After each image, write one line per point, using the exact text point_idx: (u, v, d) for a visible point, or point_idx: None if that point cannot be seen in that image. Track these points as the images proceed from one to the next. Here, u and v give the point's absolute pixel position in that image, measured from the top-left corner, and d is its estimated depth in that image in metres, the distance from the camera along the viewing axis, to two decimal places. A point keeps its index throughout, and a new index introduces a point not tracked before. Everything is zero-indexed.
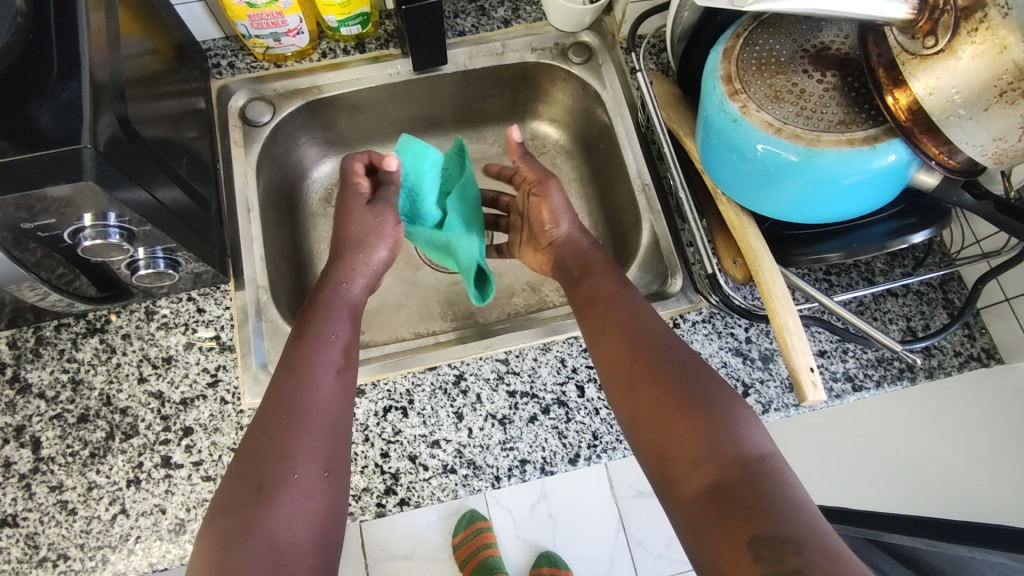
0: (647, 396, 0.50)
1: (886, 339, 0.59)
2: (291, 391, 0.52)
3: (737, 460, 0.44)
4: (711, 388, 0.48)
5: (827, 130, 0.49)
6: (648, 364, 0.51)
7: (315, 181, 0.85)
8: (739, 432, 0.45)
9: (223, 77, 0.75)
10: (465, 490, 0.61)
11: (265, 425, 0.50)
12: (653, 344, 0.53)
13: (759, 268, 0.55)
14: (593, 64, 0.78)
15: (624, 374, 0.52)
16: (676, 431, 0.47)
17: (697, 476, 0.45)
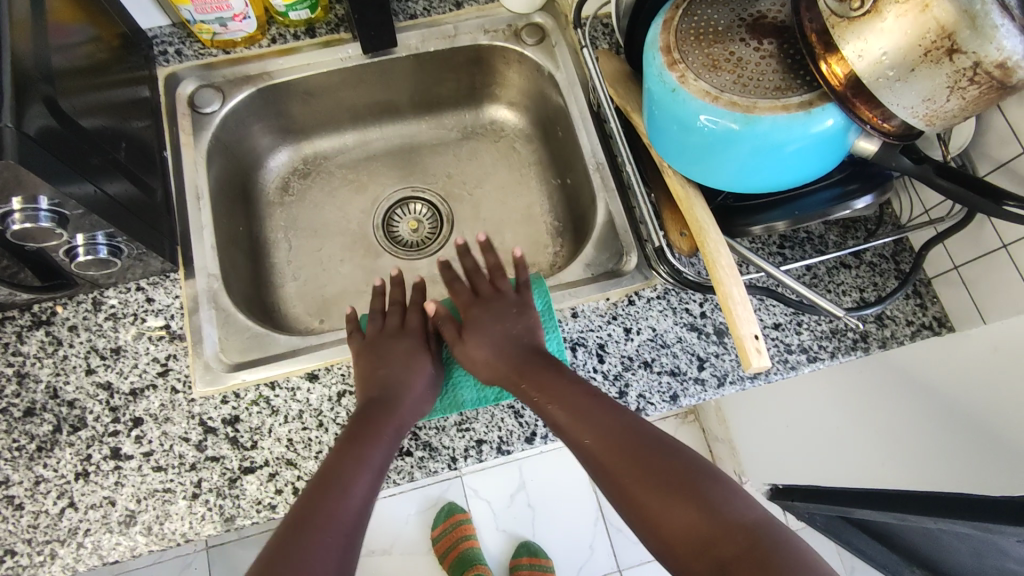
0: (643, 490, 0.49)
1: (828, 304, 0.58)
2: (315, 516, 0.49)
3: (748, 532, 0.44)
4: (686, 464, 0.49)
5: (764, 96, 0.49)
6: (634, 461, 0.50)
7: (271, 171, 0.85)
8: (727, 504, 0.46)
9: (171, 65, 0.74)
10: (420, 472, 0.61)
11: (293, 541, 0.47)
12: (619, 429, 0.53)
13: (704, 239, 0.55)
14: (546, 45, 0.78)
15: (606, 459, 0.52)
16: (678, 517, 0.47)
17: (707, 561, 0.44)
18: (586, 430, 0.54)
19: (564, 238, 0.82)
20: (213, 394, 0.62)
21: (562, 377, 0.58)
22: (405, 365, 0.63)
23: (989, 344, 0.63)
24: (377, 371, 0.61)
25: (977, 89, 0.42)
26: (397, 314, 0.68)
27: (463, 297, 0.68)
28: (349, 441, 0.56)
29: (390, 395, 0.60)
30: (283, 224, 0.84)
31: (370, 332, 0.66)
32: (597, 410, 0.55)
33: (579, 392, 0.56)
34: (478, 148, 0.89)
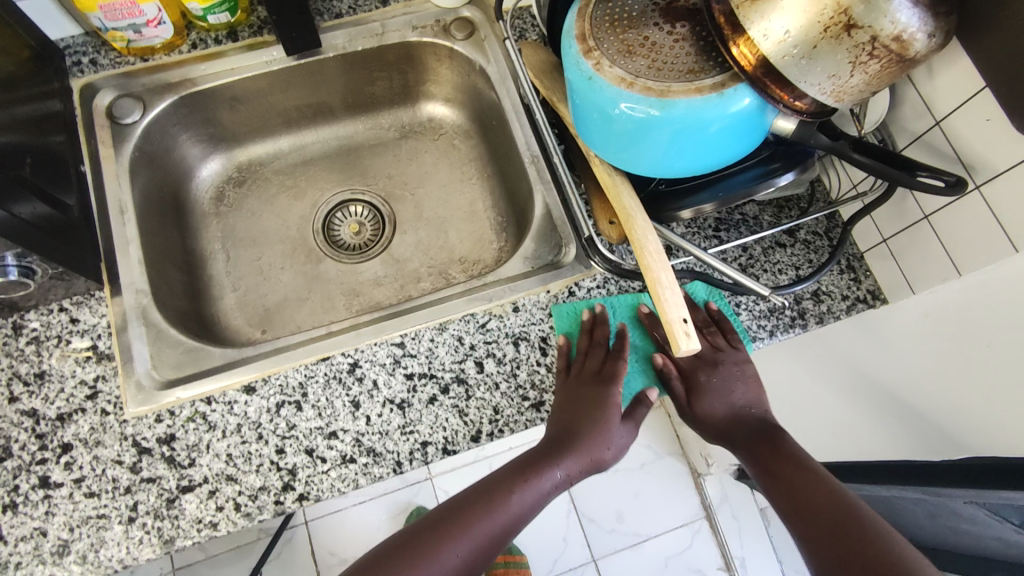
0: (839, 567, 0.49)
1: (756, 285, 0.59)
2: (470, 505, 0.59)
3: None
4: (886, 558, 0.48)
5: (677, 80, 0.50)
6: (836, 540, 0.51)
7: (203, 180, 0.82)
8: None
9: (86, 75, 0.72)
10: (366, 479, 0.60)
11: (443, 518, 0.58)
12: (835, 507, 0.53)
13: (633, 226, 0.55)
14: (476, 39, 0.77)
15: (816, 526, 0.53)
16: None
17: None
18: (804, 496, 0.55)
19: (507, 233, 0.82)
20: (146, 413, 0.61)
21: (786, 451, 0.59)
22: (597, 420, 0.61)
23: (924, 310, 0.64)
24: (575, 420, 0.61)
25: (878, 63, 0.43)
26: (602, 352, 0.64)
27: (687, 358, 0.67)
28: (534, 464, 0.61)
29: (572, 439, 0.61)
30: (219, 235, 0.82)
31: (574, 367, 0.63)
32: (811, 484, 0.56)
33: (795, 467, 0.57)
34: (416, 146, 0.88)
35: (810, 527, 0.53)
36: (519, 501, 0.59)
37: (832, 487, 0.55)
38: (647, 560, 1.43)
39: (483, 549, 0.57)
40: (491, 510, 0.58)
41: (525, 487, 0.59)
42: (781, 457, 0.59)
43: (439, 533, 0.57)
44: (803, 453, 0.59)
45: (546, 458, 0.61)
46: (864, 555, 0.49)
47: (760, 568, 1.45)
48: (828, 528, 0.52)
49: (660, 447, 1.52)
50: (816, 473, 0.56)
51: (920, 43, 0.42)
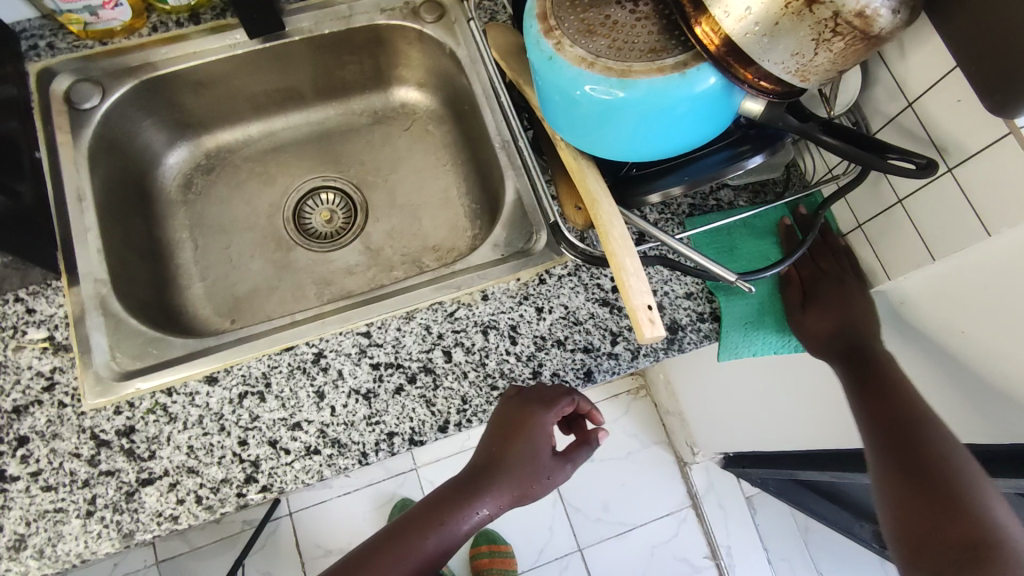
0: (892, 459, 0.56)
1: (718, 269, 0.54)
2: (415, 523, 0.58)
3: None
4: (959, 457, 0.55)
5: (638, 60, 0.48)
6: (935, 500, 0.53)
7: (169, 168, 0.80)
8: (991, 511, 0.52)
9: (43, 59, 0.69)
10: (330, 470, 0.59)
11: (394, 535, 0.57)
12: (908, 409, 0.58)
13: (598, 211, 0.54)
14: (446, 21, 0.75)
15: (885, 415, 0.58)
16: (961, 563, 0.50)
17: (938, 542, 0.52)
18: (905, 449, 0.56)
19: (481, 221, 0.80)
20: (106, 405, 0.59)
21: (873, 363, 0.61)
22: (517, 455, 0.59)
23: (901, 298, 0.63)
24: (495, 457, 0.59)
25: (842, 41, 0.42)
26: (547, 389, 0.60)
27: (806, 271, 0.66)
28: (453, 500, 0.58)
29: (500, 471, 0.59)
30: (186, 223, 0.80)
31: (518, 399, 0.59)
32: (882, 386, 0.59)
33: (906, 412, 0.57)
34: (389, 132, 0.86)
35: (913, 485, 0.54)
36: (432, 544, 0.57)
37: (910, 395, 0.58)
38: (633, 548, 1.44)
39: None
40: (410, 548, 0.56)
41: (440, 527, 0.57)
42: (876, 381, 0.60)
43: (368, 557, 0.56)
44: (891, 367, 0.61)
45: (465, 492, 0.58)
46: (921, 451, 0.55)
47: (745, 556, 1.45)
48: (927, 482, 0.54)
49: (646, 436, 1.51)
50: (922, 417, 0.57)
51: (884, 19, 0.41)
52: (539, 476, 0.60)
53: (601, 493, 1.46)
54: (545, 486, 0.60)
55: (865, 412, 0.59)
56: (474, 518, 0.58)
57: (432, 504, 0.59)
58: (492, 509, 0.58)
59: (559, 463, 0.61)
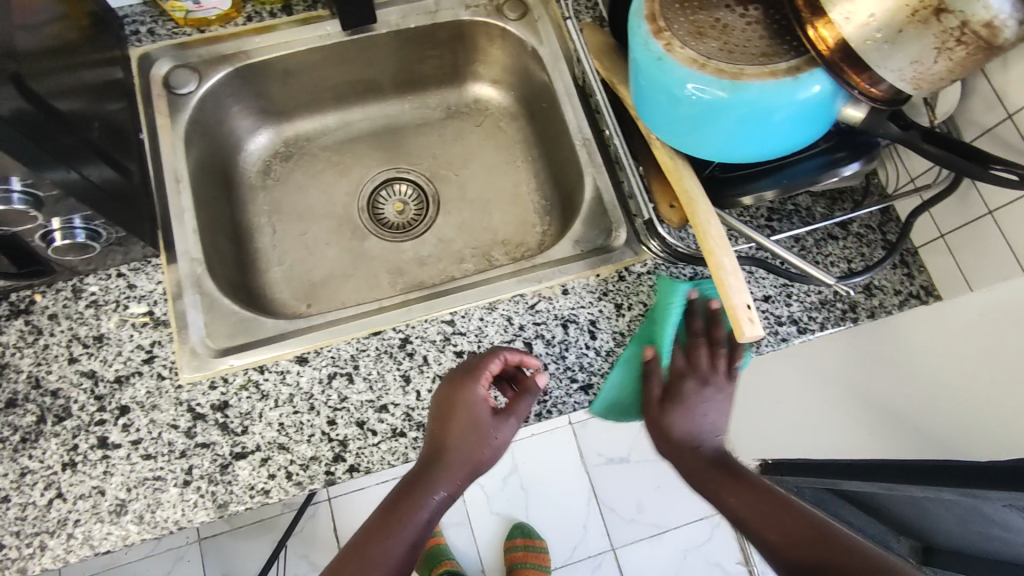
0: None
1: (820, 274, 0.57)
2: (367, 544, 0.53)
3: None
4: None
5: (750, 63, 0.49)
6: (825, 557, 0.46)
7: (251, 154, 0.83)
8: None
9: (144, 44, 0.72)
10: (415, 453, 0.61)
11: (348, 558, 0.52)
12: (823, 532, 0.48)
13: (695, 210, 0.55)
14: (529, 19, 0.77)
15: (770, 528, 0.49)
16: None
17: None
18: (761, 528, 0.50)
19: (552, 217, 0.82)
20: (201, 379, 0.61)
21: (753, 485, 0.52)
22: (458, 435, 0.56)
23: (959, 312, 0.64)
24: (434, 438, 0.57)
25: (964, 50, 0.42)
26: (477, 358, 0.60)
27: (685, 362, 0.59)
28: (406, 499, 0.55)
29: (447, 467, 0.55)
30: (266, 208, 0.82)
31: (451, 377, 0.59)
32: (749, 501, 0.51)
33: (733, 481, 0.53)
34: (461, 127, 0.88)
35: (793, 552, 0.48)
36: (398, 551, 0.53)
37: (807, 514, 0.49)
38: (666, 550, 1.44)
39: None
40: (374, 557, 0.52)
41: (404, 523, 0.54)
42: (741, 491, 0.52)
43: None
44: (765, 488, 0.52)
45: (417, 488, 0.55)
46: None
47: None
48: (795, 549, 0.48)
49: None
50: (746, 475, 0.54)
51: (1010, 30, 0.40)
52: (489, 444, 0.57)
53: (636, 494, 1.47)
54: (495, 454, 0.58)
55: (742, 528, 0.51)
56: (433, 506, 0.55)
57: (384, 511, 0.54)
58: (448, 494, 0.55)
59: (512, 420, 0.58)
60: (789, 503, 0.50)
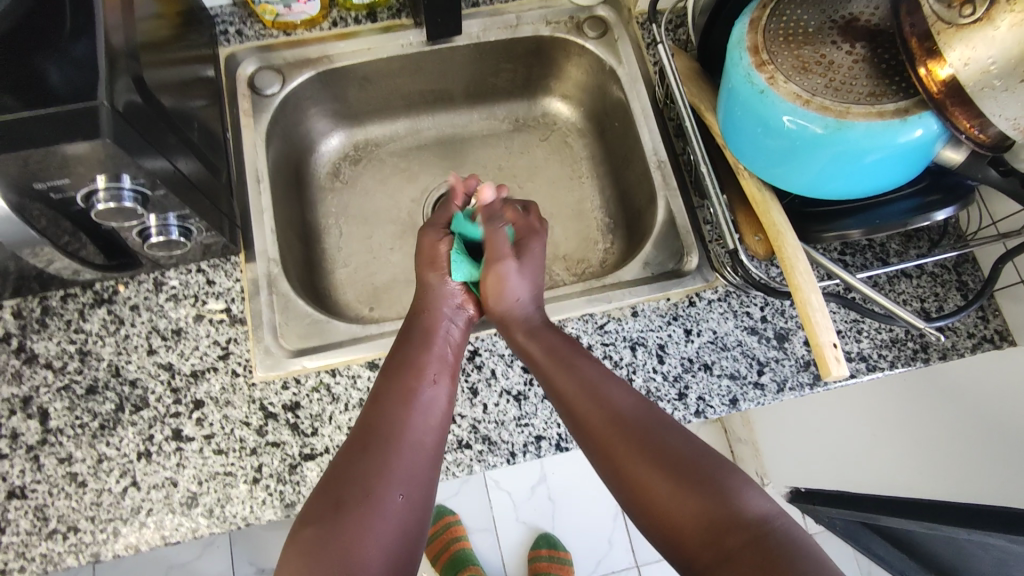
0: (634, 464, 0.49)
1: (909, 316, 0.56)
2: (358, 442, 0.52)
3: (747, 527, 0.44)
4: (706, 461, 0.48)
5: (857, 102, 0.49)
6: (635, 451, 0.49)
7: (323, 155, 0.84)
8: (739, 496, 0.46)
9: (231, 45, 0.74)
10: (480, 466, 0.61)
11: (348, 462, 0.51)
12: (639, 422, 0.51)
13: (781, 244, 0.55)
14: (608, 39, 0.77)
15: (594, 426, 0.52)
16: (677, 515, 0.46)
17: (713, 551, 0.44)
18: (586, 424, 0.53)
19: (615, 235, 0.81)
20: (274, 379, 0.62)
21: (578, 366, 0.56)
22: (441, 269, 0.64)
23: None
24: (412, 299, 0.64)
25: None
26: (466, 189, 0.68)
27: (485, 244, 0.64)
28: (393, 373, 0.57)
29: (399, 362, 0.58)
30: (334, 210, 0.83)
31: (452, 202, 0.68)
32: (584, 386, 0.54)
33: (561, 368, 0.56)
34: (528, 140, 0.88)
35: (621, 450, 0.50)
36: (418, 403, 0.55)
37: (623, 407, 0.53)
38: None
39: (427, 468, 0.52)
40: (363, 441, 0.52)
41: (387, 420, 0.53)
42: (567, 375, 0.56)
43: (355, 467, 0.50)
44: (595, 369, 0.56)
45: (392, 379, 0.56)
46: (681, 473, 0.47)
47: None
48: (614, 444, 0.51)
49: None
50: (578, 364, 0.56)
51: None
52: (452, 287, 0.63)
53: None
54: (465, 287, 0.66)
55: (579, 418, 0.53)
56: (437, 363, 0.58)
57: (376, 396, 0.55)
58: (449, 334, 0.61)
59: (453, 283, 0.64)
60: (619, 395, 0.54)
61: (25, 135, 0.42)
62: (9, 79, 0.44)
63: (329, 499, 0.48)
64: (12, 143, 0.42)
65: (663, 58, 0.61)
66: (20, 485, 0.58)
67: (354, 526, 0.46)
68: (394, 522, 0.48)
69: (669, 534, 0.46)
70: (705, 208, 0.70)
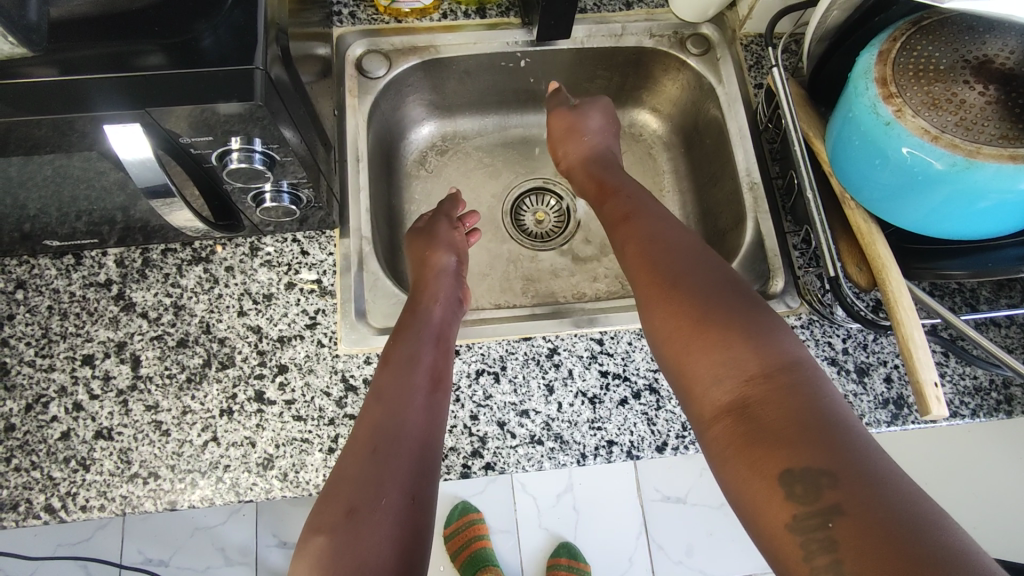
0: (665, 312, 0.50)
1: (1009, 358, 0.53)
2: (368, 418, 0.52)
3: (763, 382, 0.43)
4: (741, 310, 0.48)
5: (989, 143, 0.48)
6: (668, 294, 0.50)
7: (412, 142, 0.86)
8: (768, 350, 0.45)
9: (343, 26, 0.76)
10: (550, 463, 0.61)
11: (356, 442, 0.51)
12: (679, 267, 0.52)
13: (886, 277, 0.55)
14: (711, 57, 0.78)
15: (638, 268, 0.54)
16: (699, 369, 0.46)
17: (730, 406, 0.44)
18: (633, 270, 0.55)
19: None
20: (358, 353, 0.64)
21: (638, 215, 0.59)
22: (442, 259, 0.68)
23: None
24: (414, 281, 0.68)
25: None
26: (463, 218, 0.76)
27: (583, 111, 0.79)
28: (394, 368, 0.56)
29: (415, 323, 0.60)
30: (417, 196, 0.85)
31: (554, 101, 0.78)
32: (638, 235, 0.57)
33: (624, 221, 0.59)
34: None
35: (656, 293, 0.51)
36: (420, 400, 0.53)
37: (670, 253, 0.53)
38: None
39: (430, 463, 0.50)
40: (386, 400, 0.53)
41: (402, 365, 0.56)
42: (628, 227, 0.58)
43: (362, 471, 0.48)
44: (658, 217, 0.58)
45: (402, 351, 0.57)
46: (709, 322, 0.47)
47: None
48: (652, 293, 0.52)
49: None
50: (635, 214, 0.59)
51: None
52: (448, 249, 0.70)
53: (688, 538, 1.43)
54: (462, 278, 0.69)
55: (629, 263, 0.56)
56: (428, 351, 0.58)
57: (376, 391, 0.54)
58: (439, 314, 0.62)
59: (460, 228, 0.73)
60: (670, 241, 0.55)
61: (185, 93, 0.44)
62: (169, 37, 0.46)
63: (339, 506, 0.46)
64: (174, 98, 0.44)
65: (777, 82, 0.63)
66: (107, 427, 0.60)
67: (365, 530, 0.45)
68: (402, 527, 0.46)
69: (690, 387, 0.47)
70: (795, 234, 0.70)
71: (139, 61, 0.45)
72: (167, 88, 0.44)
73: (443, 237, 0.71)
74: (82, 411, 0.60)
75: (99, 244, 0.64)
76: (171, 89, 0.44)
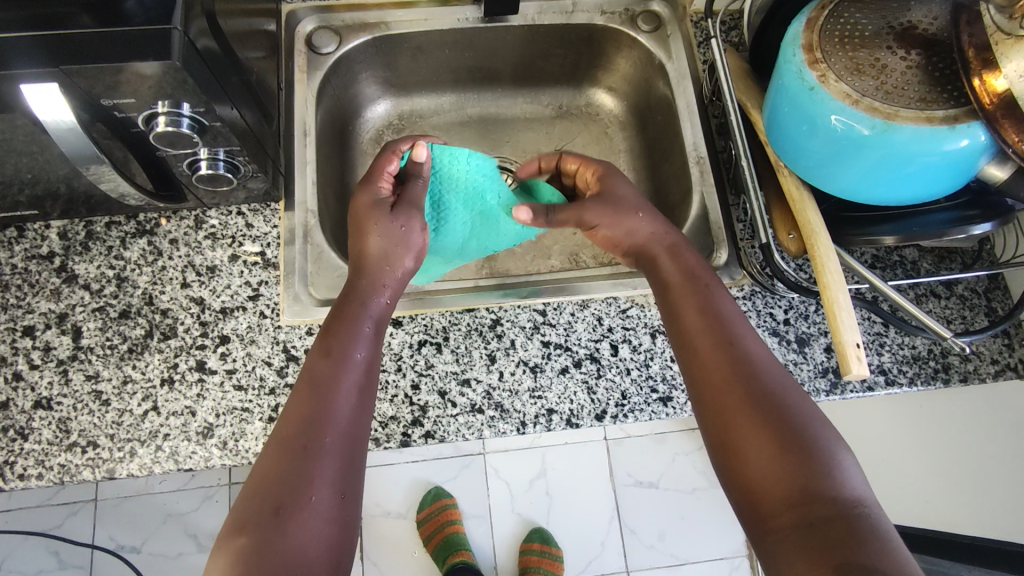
0: (730, 410, 0.48)
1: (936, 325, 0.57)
2: (296, 417, 0.50)
3: (830, 500, 0.43)
4: (795, 416, 0.47)
5: (907, 106, 0.49)
6: (736, 398, 0.48)
7: (367, 121, 0.86)
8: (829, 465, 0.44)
9: (294, 3, 0.76)
10: (490, 431, 0.62)
11: (285, 445, 0.48)
12: (741, 364, 0.49)
13: (815, 243, 0.55)
14: (661, 33, 0.78)
15: (704, 360, 0.51)
16: (761, 474, 0.45)
17: (796, 514, 0.43)
18: (694, 356, 0.52)
19: None
20: (300, 324, 0.64)
21: (698, 293, 0.55)
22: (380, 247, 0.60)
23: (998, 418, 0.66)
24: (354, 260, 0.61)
25: None
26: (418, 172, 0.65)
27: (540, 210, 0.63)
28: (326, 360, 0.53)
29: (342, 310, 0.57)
30: None
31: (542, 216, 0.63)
32: (695, 318, 0.53)
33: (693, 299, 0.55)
34: (569, 127, 0.89)
35: (713, 391, 0.49)
36: (349, 399, 0.51)
37: (724, 347, 0.51)
38: None
39: (357, 455, 0.50)
40: (316, 405, 0.50)
41: (340, 361, 0.52)
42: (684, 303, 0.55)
43: (283, 470, 0.47)
44: (720, 300, 0.54)
45: (336, 342, 0.54)
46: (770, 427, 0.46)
47: None
48: (718, 390, 0.49)
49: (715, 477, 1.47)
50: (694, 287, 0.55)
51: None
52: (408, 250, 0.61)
53: (661, 521, 1.42)
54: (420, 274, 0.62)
55: (687, 352, 0.53)
56: (366, 344, 0.54)
57: (308, 381, 0.51)
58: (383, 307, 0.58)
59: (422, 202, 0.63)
60: (734, 327, 0.52)
61: (96, 54, 0.44)
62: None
63: (265, 504, 0.46)
64: (87, 59, 0.44)
65: (716, 54, 0.63)
66: (46, 397, 0.60)
67: (293, 531, 0.45)
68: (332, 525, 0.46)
69: (749, 486, 0.46)
70: (739, 207, 0.70)
71: (56, 22, 0.45)
72: (80, 49, 0.44)
73: (382, 222, 0.61)
74: (21, 381, 0.60)
75: (41, 216, 0.64)
76: (83, 51, 0.44)
